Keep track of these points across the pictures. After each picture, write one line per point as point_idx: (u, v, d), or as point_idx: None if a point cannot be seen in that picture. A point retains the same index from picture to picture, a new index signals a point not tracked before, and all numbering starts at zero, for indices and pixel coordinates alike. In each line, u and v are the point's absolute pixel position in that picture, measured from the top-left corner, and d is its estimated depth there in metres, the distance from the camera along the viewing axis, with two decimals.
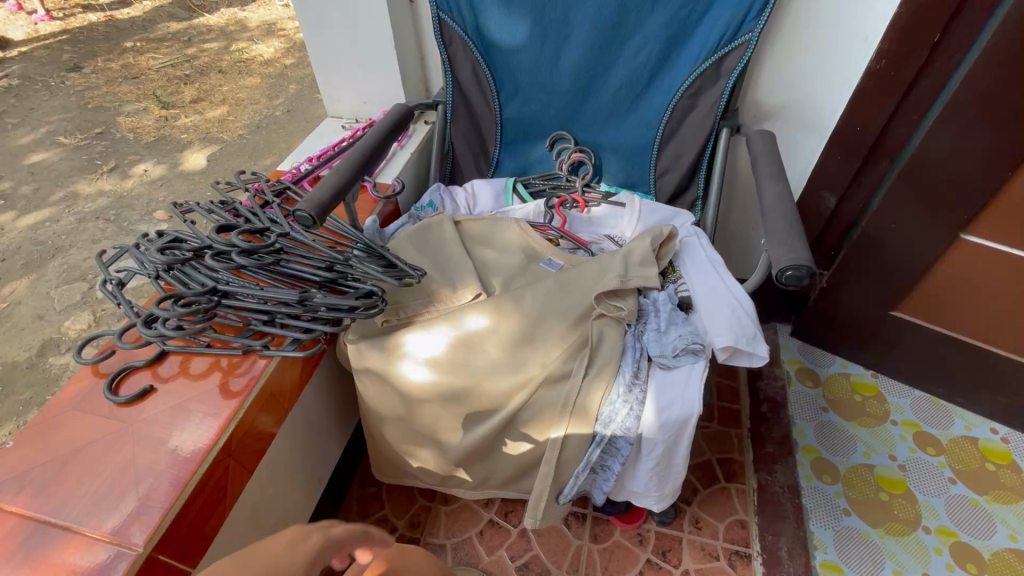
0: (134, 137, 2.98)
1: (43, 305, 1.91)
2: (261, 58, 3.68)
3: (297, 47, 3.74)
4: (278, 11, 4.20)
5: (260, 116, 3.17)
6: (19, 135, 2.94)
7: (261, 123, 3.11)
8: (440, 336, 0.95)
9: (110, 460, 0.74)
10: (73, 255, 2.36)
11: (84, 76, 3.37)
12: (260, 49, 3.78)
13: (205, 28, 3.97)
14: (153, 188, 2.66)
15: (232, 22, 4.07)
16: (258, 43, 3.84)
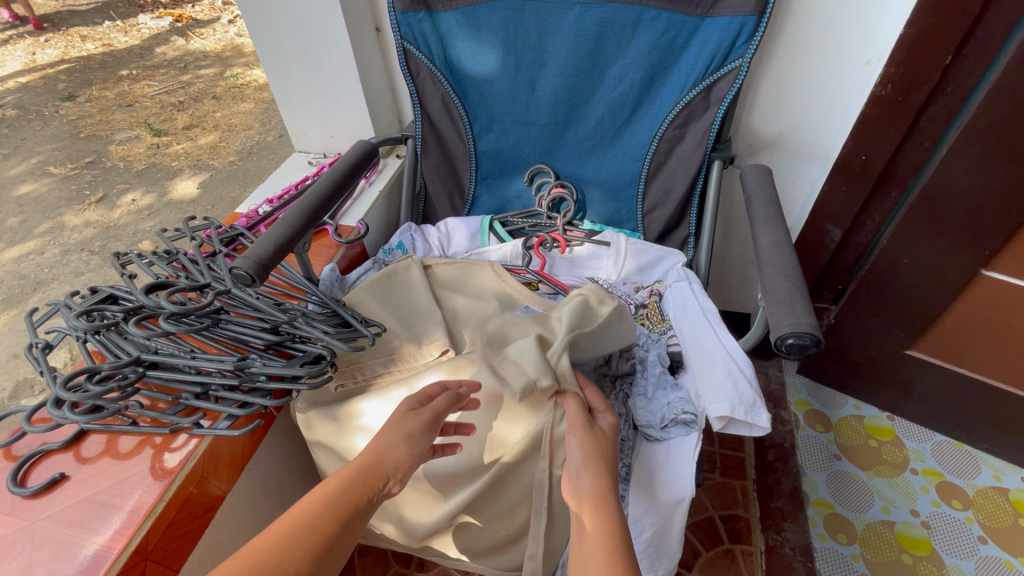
0: (125, 166, 2.93)
1: (19, 344, 1.83)
2: (256, 83, 3.66)
3: None
4: None
5: (253, 141, 3.13)
6: (10, 165, 2.89)
7: (253, 149, 3.07)
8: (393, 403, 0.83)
9: (5, 570, 0.64)
10: (55, 289, 2.29)
11: (78, 106, 3.35)
12: (255, 74, 3.76)
13: (202, 55, 3.97)
14: (141, 218, 2.60)
15: (229, 48, 4.06)
16: (254, 68, 3.83)
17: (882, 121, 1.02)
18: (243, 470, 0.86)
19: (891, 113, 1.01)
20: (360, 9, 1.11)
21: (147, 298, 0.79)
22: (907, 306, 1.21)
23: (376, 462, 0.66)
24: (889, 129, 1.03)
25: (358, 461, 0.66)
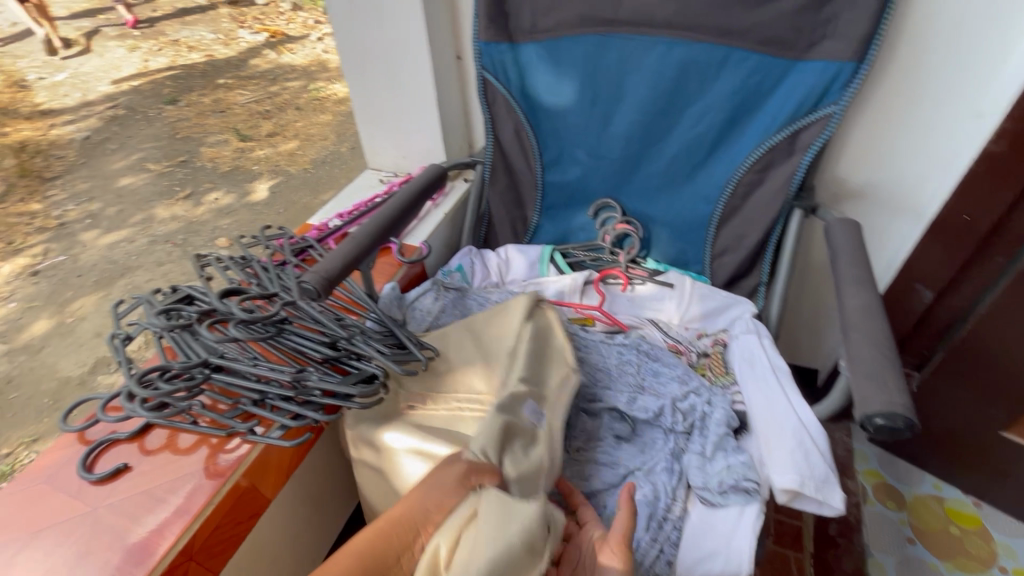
0: (212, 166, 3.16)
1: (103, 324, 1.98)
2: (336, 97, 3.87)
3: None
4: None
5: (327, 151, 3.29)
6: (115, 159, 3.19)
7: (326, 159, 3.22)
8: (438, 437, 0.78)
9: (66, 552, 0.68)
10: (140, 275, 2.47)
11: (179, 109, 3.66)
12: (336, 88, 3.98)
13: (291, 68, 4.25)
14: (221, 216, 2.78)
15: (316, 64, 4.33)
16: (335, 82, 4.06)
17: (990, 177, 0.96)
18: (289, 478, 0.87)
19: (1002, 170, 0.95)
20: (444, 36, 1.14)
21: (221, 303, 0.83)
22: (1007, 381, 1.10)
23: (404, 516, 0.60)
24: (999, 187, 0.96)
25: (397, 509, 0.61)
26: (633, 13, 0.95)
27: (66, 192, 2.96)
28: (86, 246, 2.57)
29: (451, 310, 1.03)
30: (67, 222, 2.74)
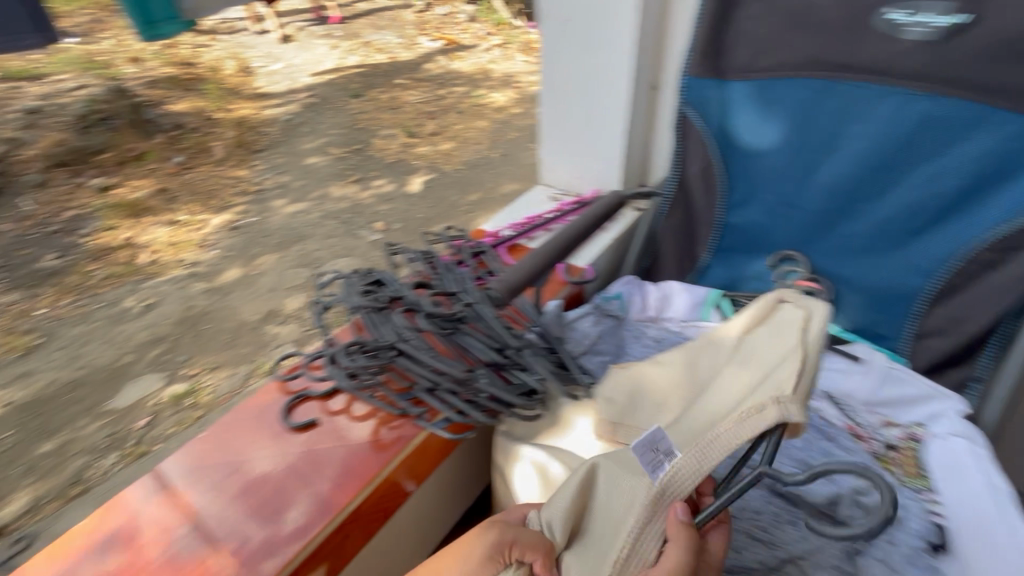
0: (379, 159, 4.29)
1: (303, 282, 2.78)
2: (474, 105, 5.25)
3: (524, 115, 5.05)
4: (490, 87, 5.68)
5: (473, 157, 4.30)
6: (305, 153, 4.34)
7: (477, 163, 4.24)
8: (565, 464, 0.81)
9: (266, 483, 0.78)
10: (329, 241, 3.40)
11: (334, 116, 4.97)
12: (469, 110, 5.15)
13: (448, 93, 5.48)
14: (381, 203, 3.70)
15: (441, 89, 5.53)
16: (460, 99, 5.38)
17: None
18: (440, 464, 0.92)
19: None
20: (646, 64, 1.14)
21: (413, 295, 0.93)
22: None
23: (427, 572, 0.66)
24: None
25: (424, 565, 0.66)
26: (869, 60, 0.88)
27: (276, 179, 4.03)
28: (306, 211, 3.65)
29: (608, 338, 1.03)
30: (264, 190, 3.88)
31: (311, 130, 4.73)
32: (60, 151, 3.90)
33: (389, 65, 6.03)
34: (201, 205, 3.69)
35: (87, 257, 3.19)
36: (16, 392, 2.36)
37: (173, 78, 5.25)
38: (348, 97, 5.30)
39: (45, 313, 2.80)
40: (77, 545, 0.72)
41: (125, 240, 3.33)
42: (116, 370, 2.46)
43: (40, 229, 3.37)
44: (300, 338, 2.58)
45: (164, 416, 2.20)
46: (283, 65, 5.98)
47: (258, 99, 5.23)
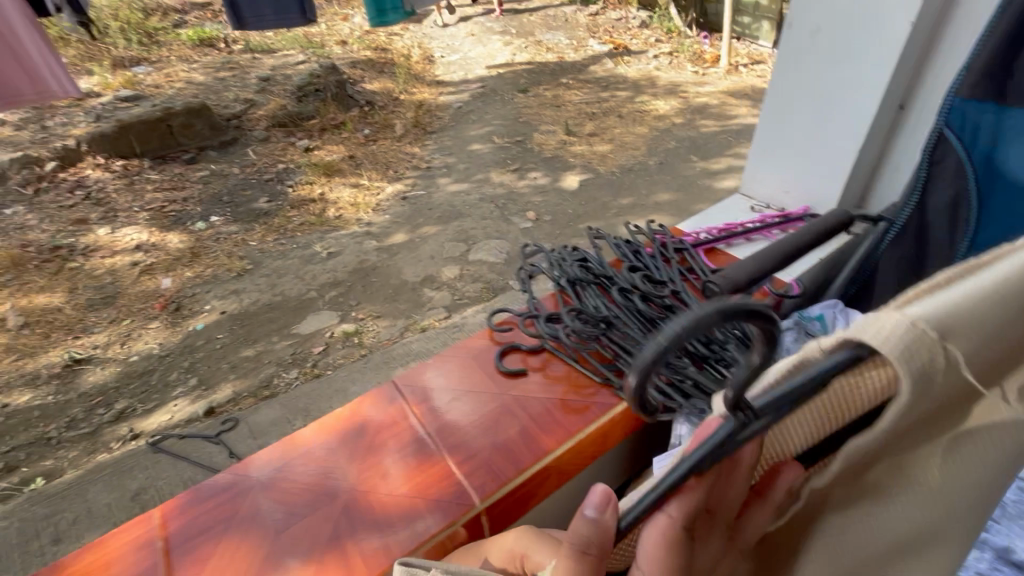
0: (537, 152, 4.51)
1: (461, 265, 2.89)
2: (630, 113, 5.26)
3: (685, 125, 4.99)
4: (655, 93, 5.68)
5: (630, 162, 4.35)
6: (470, 141, 4.70)
7: (633, 167, 4.29)
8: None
9: (482, 416, 0.88)
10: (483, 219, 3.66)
11: (501, 107, 5.31)
12: (630, 115, 5.20)
13: (610, 96, 5.58)
14: (535, 194, 3.92)
15: (604, 92, 5.65)
16: (618, 107, 5.44)
17: None
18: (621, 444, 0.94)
19: None
20: (899, 86, 1.09)
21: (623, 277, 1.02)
22: None
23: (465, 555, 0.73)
24: None
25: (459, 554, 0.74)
26: None
27: (444, 159, 4.42)
28: (468, 192, 3.96)
29: None
30: (432, 168, 4.29)
31: (478, 118, 5.09)
32: (281, 113, 4.63)
33: (556, 64, 6.25)
34: (380, 174, 4.17)
35: (290, 204, 3.77)
36: (231, 304, 2.87)
37: (370, 61, 5.96)
38: (514, 91, 5.61)
39: (256, 244, 3.36)
40: (332, 430, 0.89)
41: (319, 195, 3.87)
42: (302, 301, 2.89)
43: (259, 176, 4.06)
44: (451, 304, 2.84)
45: (334, 348, 2.56)
46: (460, 56, 6.47)
47: (436, 85, 5.75)
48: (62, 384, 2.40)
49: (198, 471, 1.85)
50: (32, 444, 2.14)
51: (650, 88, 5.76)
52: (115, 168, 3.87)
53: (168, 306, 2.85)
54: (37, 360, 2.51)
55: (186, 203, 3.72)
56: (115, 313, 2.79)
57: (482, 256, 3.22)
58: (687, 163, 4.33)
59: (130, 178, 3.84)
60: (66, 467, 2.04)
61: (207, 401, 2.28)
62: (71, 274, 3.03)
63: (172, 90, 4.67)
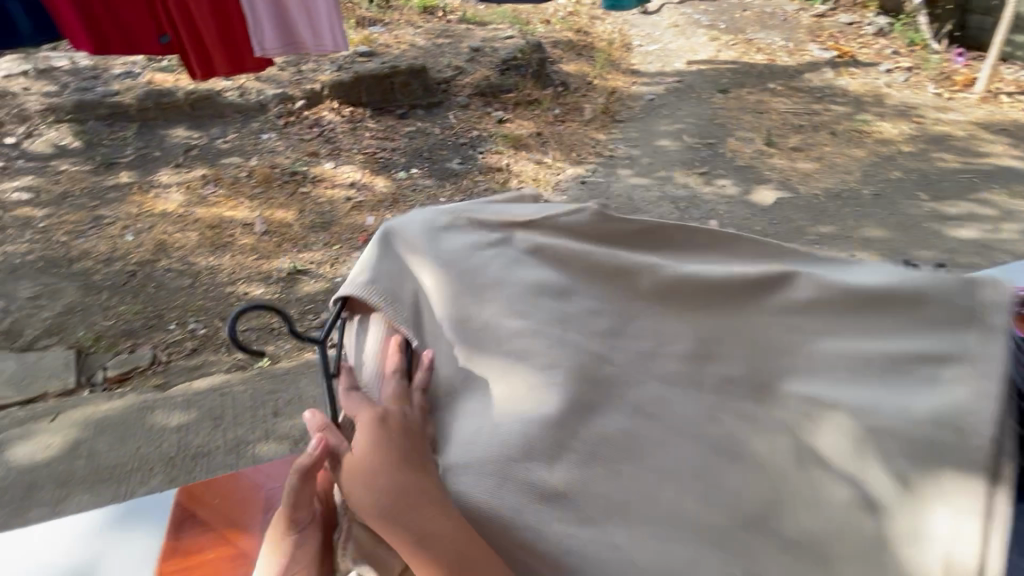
0: (729, 158, 4.22)
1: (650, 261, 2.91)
2: (846, 130, 4.64)
3: (917, 154, 4.28)
4: (882, 112, 4.92)
5: (839, 187, 3.87)
6: (658, 135, 4.54)
7: (841, 193, 3.81)
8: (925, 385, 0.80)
9: None
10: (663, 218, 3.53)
11: (697, 105, 5.03)
12: (845, 133, 4.60)
13: (826, 109, 4.97)
14: (722, 203, 3.69)
15: (817, 104, 5.05)
16: (833, 120, 4.82)
17: None
18: None
19: None
20: None
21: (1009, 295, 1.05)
22: None
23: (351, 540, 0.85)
24: None
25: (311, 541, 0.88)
26: None
27: (629, 150, 4.34)
28: (650, 188, 3.85)
29: None
30: (615, 157, 4.23)
31: (669, 114, 4.88)
32: (484, 83, 4.91)
33: (765, 67, 5.71)
34: (563, 155, 4.23)
35: (478, 170, 4.01)
36: None
37: (571, 43, 6.01)
38: (713, 90, 5.27)
39: (445, 201, 3.65)
40: None
41: (505, 165, 4.06)
42: None
43: (455, 139, 4.37)
44: None
45: None
46: (659, 47, 6.23)
47: (631, 74, 5.61)
48: (285, 287, 2.86)
49: None
50: (260, 330, 2.60)
51: (877, 105, 5.01)
52: (344, 114, 4.44)
53: (369, 241, 3.23)
54: (270, 263, 3.02)
55: (393, 153, 4.15)
56: (329, 238, 3.23)
57: None
58: (912, 199, 3.73)
59: (354, 124, 4.39)
60: (282, 355, 2.45)
61: None
62: (302, 198, 3.56)
63: (397, 51, 5.19)
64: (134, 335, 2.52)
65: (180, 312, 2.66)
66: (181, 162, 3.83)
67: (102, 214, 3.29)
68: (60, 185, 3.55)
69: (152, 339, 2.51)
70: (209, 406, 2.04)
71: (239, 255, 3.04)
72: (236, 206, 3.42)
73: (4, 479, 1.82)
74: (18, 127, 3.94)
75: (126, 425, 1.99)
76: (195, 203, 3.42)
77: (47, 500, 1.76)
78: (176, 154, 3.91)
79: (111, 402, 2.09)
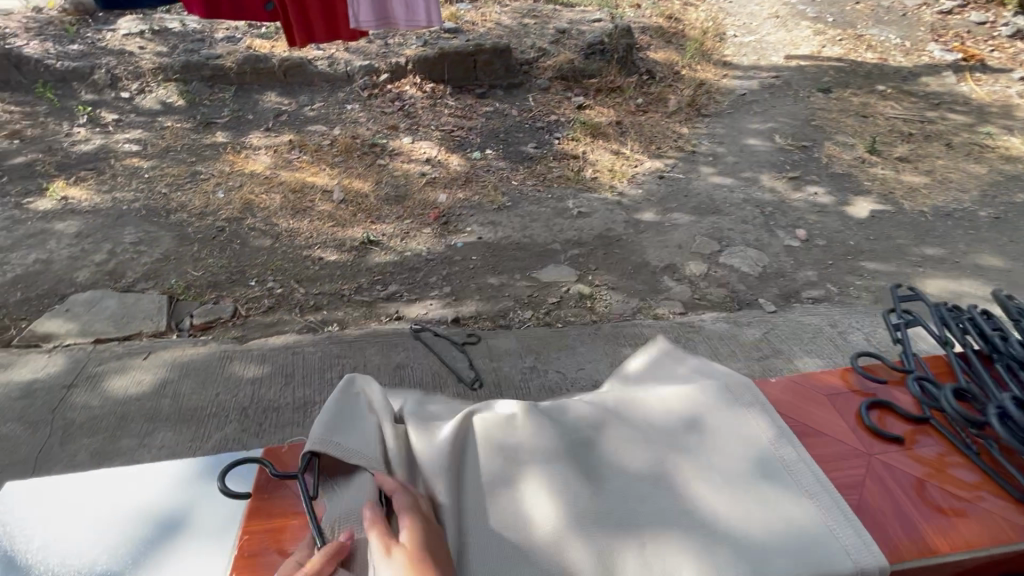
0: (825, 164, 3.90)
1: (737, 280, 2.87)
2: (966, 142, 4.16)
3: None
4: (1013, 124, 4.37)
5: (950, 206, 3.49)
6: (747, 133, 4.27)
7: (952, 213, 3.43)
8: (755, 413, 1.13)
9: None
10: (743, 221, 3.33)
11: (794, 104, 4.68)
12: (966, 145, 4.12)
13: (943, 118, 4.48)
14: (812, 212, 3.43)
15: (934, 111, 4.56)
16: (952, 130, 4.32)
17: None
18: None
19: None
20: None
21: (942, 393, 1.14)
22: None
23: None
24: None
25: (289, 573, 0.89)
26: None
27: (714, 147, 4.11)
28: (733, 188, 3.63)
29: None
30: (697, 153, 4.03)
31: (761, 112, 4.57)
32: (566, 67, 4.78)
33: (875, 67, 5.22)
34: (642, 147, 4.06)
35: (553, 155, 3.94)
36: (487, 232, 3.16)
37: (661, 29, 5.73)
38: (812, 89, 4.88)
39: (517, 185, 3.60)
40: None
41: (580, 153, 3.95)
42: (546, 249, 3.03)
43: (532, 123, 4.31)
44: (688, 301, 2.73)
45: (567, 303, 2.66)
46: (756, 39, 5.82)
47: (723, 66, 5.29)
48: (356, 256, 2.93)
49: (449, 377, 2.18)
50: (331, 295, 2.69)
51: (1007, 117, 4.45)
52: (425, 89, 4.47)
53: (440, 218, 3.25)
54: (345, 231, 3.10)
55: (469, 132, 4.14)
56: (401, 211, 3.28)
57: (732, 262, 2.98)
58: None
59: (434, 101, 4.41)
60: (350, 322, 2.52)
61: (456, 311, 2.59)
62: (379, 170, 3.64)
63: (481, 29, 5.15)
64: (219, 288, 2.67)
65: (261, 270, 2.80)
66: (270, 126, 4.01)
67: (199, 170, 3.50)
68: (163, 140, 3.79)
69: (234, 293, 2.65)
70: (283, 362, 2.16)
71: (317, 221, 3.15)
72: (317, 172, 3.54)
73: (101, 408, 1.99)
74: (130, 83, 4.23)
75: (208, 371, 2.13)
76: (281, 167, 3.57)
77: (136, 432, 1.91)
78: (267, 118, 4.09)
79: (196, 349, 2.23)
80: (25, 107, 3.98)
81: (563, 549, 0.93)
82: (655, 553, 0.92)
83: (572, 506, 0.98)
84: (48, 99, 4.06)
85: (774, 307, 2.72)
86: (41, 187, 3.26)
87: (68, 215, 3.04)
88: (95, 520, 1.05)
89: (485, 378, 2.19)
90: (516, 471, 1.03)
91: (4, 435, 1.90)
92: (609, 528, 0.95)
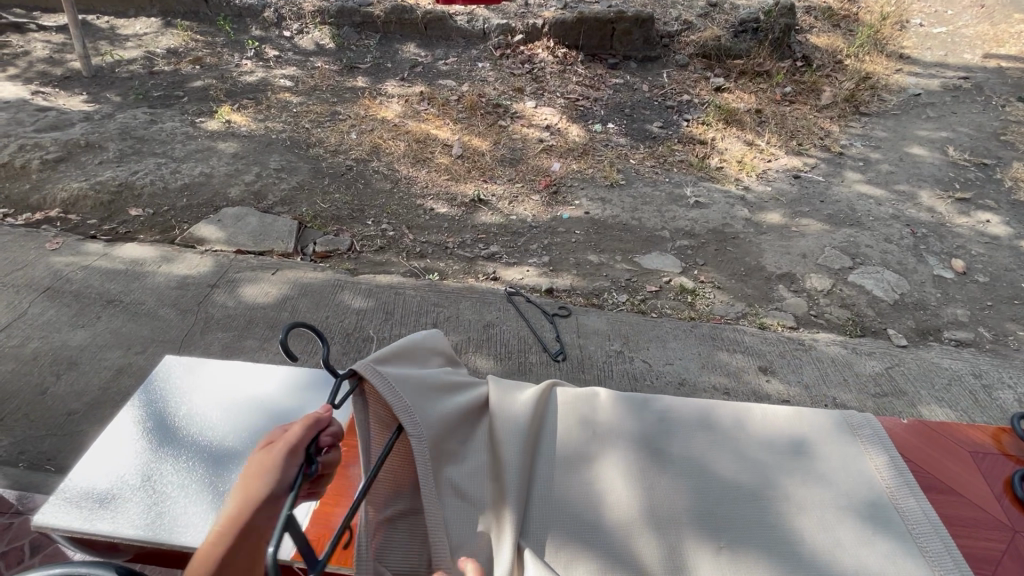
0: (1007, 189, 3.30)
1: (866, 301, 2.57)
2: None
3: None
4: None
5: None
6: (913, 140, 3.71)
7: None
8: (876, 453, 1.07)
9: None
10: (886, 238, 2.94)
11: (982, 112, 3.97)
12: None
13: None
14: (977, 242, 2.94)
15: None
16: None
17: None
18: None
19: None
20: None
21: None
22: None
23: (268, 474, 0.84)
24: None
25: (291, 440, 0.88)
26: None
27: (867, 150, 3.63)
28: (882, 200, 3.20)
29: None
30: (846, 155, 3.58)
31: (936, 117, 3.93)
32: (711, 43, 4.42)
33: None
34: (781, 140, 3.69)
35: (678, 138, 3.71)
36: (595, 208, 3.09)
37: (830, 10, 5.06)
38: (1011, 97, 4.09)
39: (634, 164, 3.46)
40: None
41: (709, 139, 3.68)
42: (653, 235, 2.91)
43: (661, 100, 4.08)
44: (802, 316, 2.50)
45: (665, 295, 2.56)
46: (948, 31, 4.97)
47: (898, 59, 4.59)
48: (464, 212, 3.02)
49: (535, 340, 2.24)
50: (436, 245, 2.81)
51: None
52: (557, 54, 4.38)
53: (551, 187, 3.23)
54: (458, 186, 3.20)
55: (594, 104, 4.02)
56: (513, 174, 3.31)
57: (864, 283, 2.66)
58: None
59: (564, 67, 4.32)
60: (449, 274, 2.63)
61: (551, 281, 2.59)
62: (499, 131, 3.67)
63: None
64: (341, 222, 2.90)
65: (378, 212, 2.99)
66: (405, 77, 4.18)
67: (338, 111, 3.77)
68: (313, 79, 4.12)
69: (353, 229, 2.87)
70: (385, 300, 2.33)
71: (434, 172, 3.28)
72: (441, 126, 3.65)
73: (235, 308, 2.28)
74: (293, 23, 4.60)
75: (323, 295, 2.34)
76: (409, 117, 3.73)
77: (259, 336, 2.17)
78: (404, 68, 4.27)
79: (315, 273, 2.47)
80: (207, 37, 4.49)
81: (635, 536, 0.94)
82: (732, 564, 0.91)
83: (650, 495, 1.00)
84: (226, 32, 4.54)
85: (905, 342, 2.41)
86: (211, 110, 3.70)
87: (229, 137, 3.44)
88: (215, 408, 1.20)
89: (569, 352, 2.20)
90: (596, 451, 1.06)
91: (162, 316, 2.25)
92: (687, 531, 0.95)
